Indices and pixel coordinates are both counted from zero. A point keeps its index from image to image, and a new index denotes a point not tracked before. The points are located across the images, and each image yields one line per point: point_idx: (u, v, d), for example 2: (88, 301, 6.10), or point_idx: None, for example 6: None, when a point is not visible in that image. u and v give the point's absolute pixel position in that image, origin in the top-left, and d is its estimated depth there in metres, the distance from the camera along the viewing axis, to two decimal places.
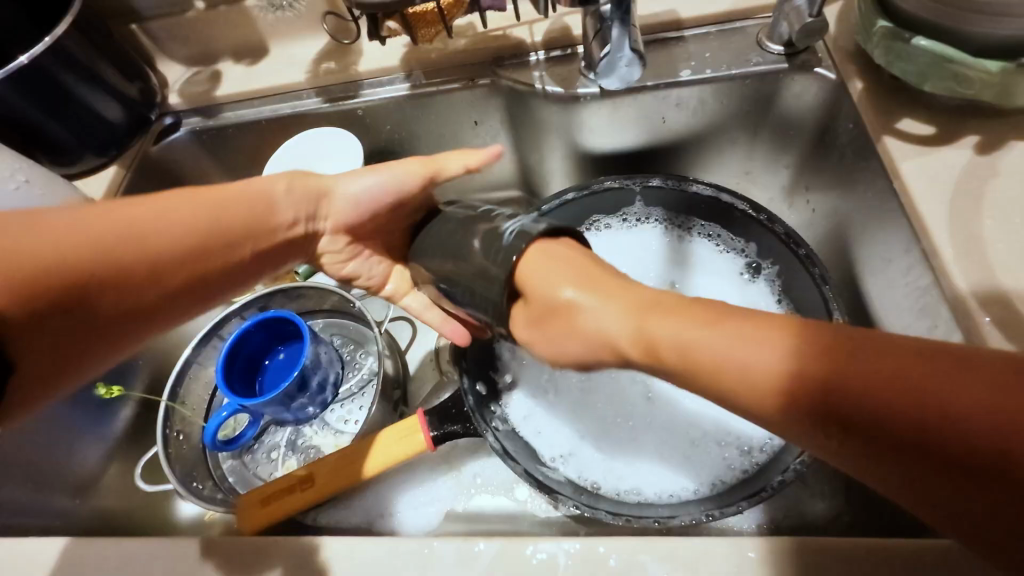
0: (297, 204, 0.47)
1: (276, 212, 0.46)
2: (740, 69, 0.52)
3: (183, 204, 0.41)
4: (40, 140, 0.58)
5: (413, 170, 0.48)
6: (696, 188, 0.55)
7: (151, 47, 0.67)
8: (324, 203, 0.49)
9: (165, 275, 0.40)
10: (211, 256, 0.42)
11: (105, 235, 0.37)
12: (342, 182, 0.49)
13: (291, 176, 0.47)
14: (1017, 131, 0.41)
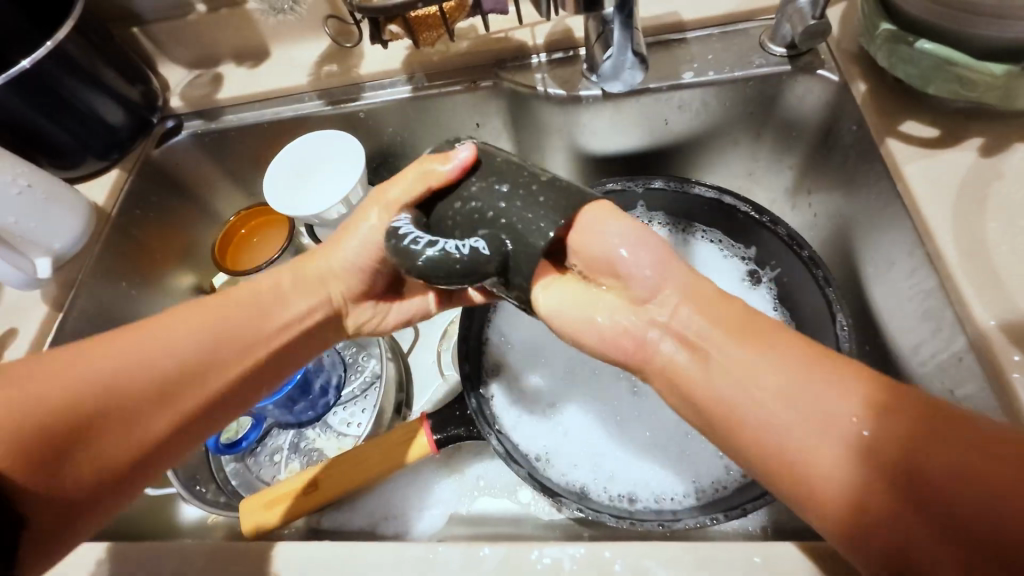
0: (307, 293, 0.45)
1: (289, 304, 0.44)
2: (742, 71, 0.52)
3: (186, 317, 0.40)
4: (43, 144, 0.58)
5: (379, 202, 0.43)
6: (699, 190, 0.55)
7: (153, 50, 0.67)
8: (331, 282, 0.46)
9: (170, 391, 0.38)
10: (219, 364, 0.40)
11: (106, 362, 0.37)
12: (335, 251, 0.45)
13: (292, 268, 0.45)
14: (1021, 133, 0.41)
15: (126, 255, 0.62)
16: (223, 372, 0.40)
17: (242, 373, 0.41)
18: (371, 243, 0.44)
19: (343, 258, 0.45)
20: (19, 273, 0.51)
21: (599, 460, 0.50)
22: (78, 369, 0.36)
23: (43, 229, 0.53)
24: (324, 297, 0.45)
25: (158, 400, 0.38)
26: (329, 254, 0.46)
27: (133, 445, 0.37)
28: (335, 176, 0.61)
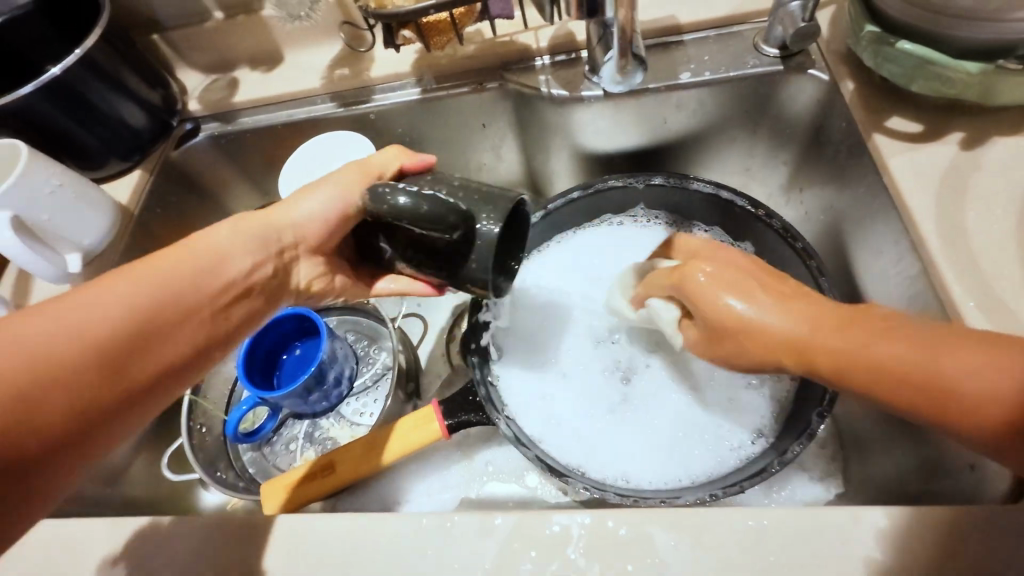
0: (246, 247, 0.42)
1: (229, 263, 0.41)
2: (737, 72, 0.55)
3: (130, 279, 0.35)
4: (69, 146, 0.61)
5: (347, 181, 0.44)
6: (696, 186, 0.58)
7: (171, 55, 0.70)
8: (277, 236, 0.44)
9: (122, 354, 0.33)
10: (176, 319, 0.37)
11: (35, 336, 0.31)
12: (289, 209, 0.45)
13: (235, 224, 0.43)
14: (999, 127, 0.44)
15: (147, 251, 0.65)
16: (176, 334, 0.37)
17: (197, 332, 0.38)
18: (336, 202, 0.44)
19: (302, 214, 0.44)
20: (49, 267, 0.54)
21: (595, 442, 0.52)
22: (7, 340, 0.30)
23: (72, 226, 0.55)
24: (269, 254, 0.43)
25: (113, 367, 0.33)
26: (279, 212, 0.44)
27: (85, 408, 0.32)
28: None
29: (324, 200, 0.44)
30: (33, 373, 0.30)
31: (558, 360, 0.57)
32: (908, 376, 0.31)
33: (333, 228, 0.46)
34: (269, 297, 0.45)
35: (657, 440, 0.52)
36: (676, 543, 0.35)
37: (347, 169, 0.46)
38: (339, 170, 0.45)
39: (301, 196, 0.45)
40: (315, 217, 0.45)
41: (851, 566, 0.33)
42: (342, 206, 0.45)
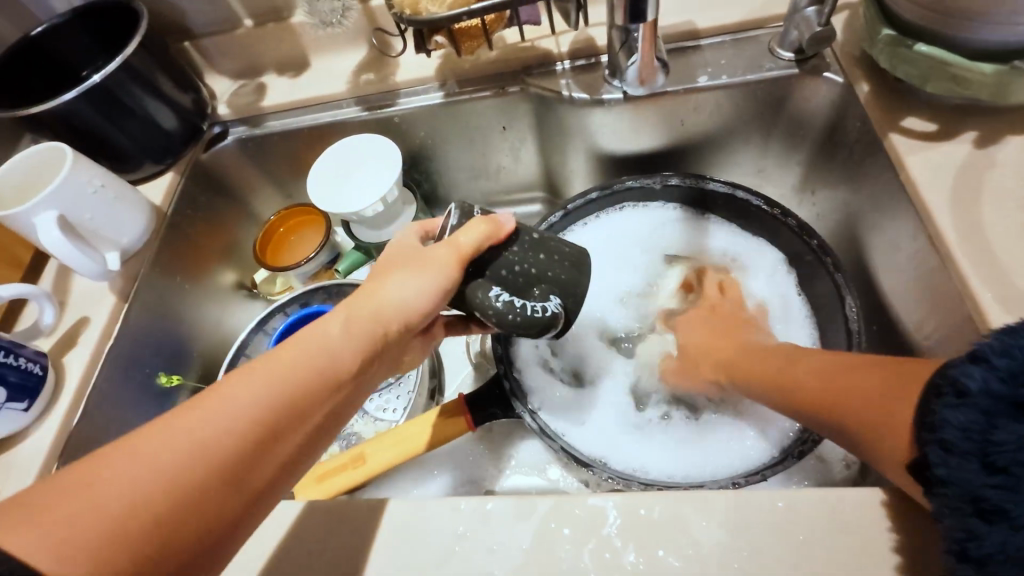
0: (357, 341, 0.39)
1: (342, 356, 0.38)
2: (753, 75, 0.57)
3: (244, 385, 0.35)
4: (105, 147, 0.63)
5: (440, 262, 0.40)
6: (713, 186, 0.60)
7: (201, 61, 0.72)
8: (384, 323, 0.40)
9: (244, 468, 0.33)
10: (293, 423, 0.36)
11: (167, 461, 0.31)
12: (386, 287, 0.41)
13: (350, 309, 0.40)
14: (1011, 126, 0.45)
15: (179, 251, 0.67)
16: (290, 439, 0.36)
17: (309, 433, 0.37)
18: (427, 287, 0.40)
19: (396, 297, 0.41)
20: (92, 264, 0.55)
21: (616, 432, 0.54)
22: (134, 459, 0.30)
23: (112, 224, 0.58)
24: (379, 341, 0.40)
25: (230, 482, 0.33)
26: (377, 294, 0.41)
27: (214, 526, 0.32)
28: (373, 177, 0.65)
29: (416, 278, 0.41)
30: (166, 497, 0.30)
31: (580, 354, 0.59)
32: (809, 394, 0.39)
33: (434, 308, 0.42)
34: (373, 381, 0.43)
35: (680, 434, 0.53)
36: (707, 523, 0.36)
37: (438, 243, 0.41)
38: (436, 253, 0.40)
39: (397, 275, 0.42)
40: (416, 300, 0.41)
41: (875, 544, 0.34)
42: (439, 291, 0.41)
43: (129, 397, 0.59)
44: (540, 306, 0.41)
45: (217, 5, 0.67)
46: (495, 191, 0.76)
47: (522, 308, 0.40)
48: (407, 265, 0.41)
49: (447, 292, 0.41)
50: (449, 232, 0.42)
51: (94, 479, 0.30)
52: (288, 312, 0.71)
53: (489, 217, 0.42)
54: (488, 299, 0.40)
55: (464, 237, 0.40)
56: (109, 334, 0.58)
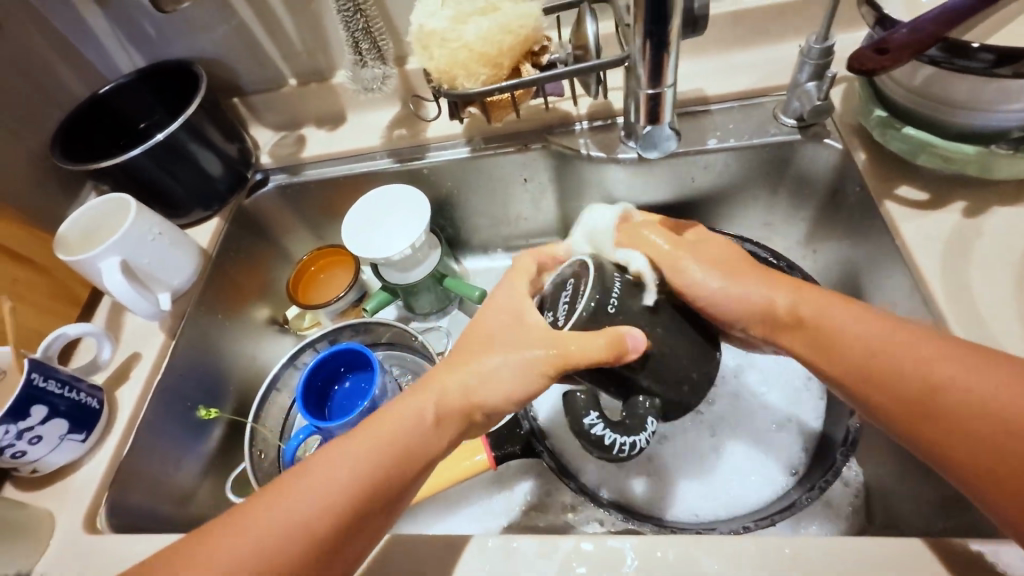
0: (445, 429, 0.44)
1: (434, 440, 0.43)
2: (758, 140, 0.61)
3: (340, 461, 0.41)
4: (161, 196, 0.69)
5: (537, 355, 0.44)
6: (721, 238, 0.64)
7: (248, 115, 0.78)
8: (470, 413, 0.45)
9: (334, 541, 0.39)
10: (377, 501, 0.41)
11: (277, 530, 0.38)
12: (476, 362, 0.45)
13: (436, 395, 0.44)
14: (999, 197, 0.49)
15: (220, 289, 0.71)
16: (385, 516, 0.41)
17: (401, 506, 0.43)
18: (522, 370, 0.44)
19: (488, 377, 0.45)
20: (147, 304, 0.60)
21: (643, 467, 0.57)
22: (262, 528, 0.38)
23: (166, 268, 0.63)
24: (465, 423, 0.45)
25: (336, 551, 0.39)
26: (472, 383, 0.45)
27: None
28: (402, 225, 0.70)
29: (508, 358, 0.45)
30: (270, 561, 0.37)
31: None
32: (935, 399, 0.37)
33: (517, 400, 0.45)
34: None
35: (705, 467, 0.56)
36: (719, 566, 0.39)
37: (541, 342, 0.44)
38: (538, 352, 0.44)
39: (490, 357, 0.45)
40: (504, 387, 0.45)
41: None
42: (525, 381, 0.45)
43: (171, 428, 0.63)
44: (624, 444, 0.44)
45: (266, 67, 0.73)
46: (516, 235, 0.81)
47: (607, 442, 0.44)
48: (503, 358, 0.45)
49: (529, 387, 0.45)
50: (574, 313, 0.44)
51: (232, 544, 0.37)
52: (317, 348, 0.75)
53: (609, 330, 0.43)
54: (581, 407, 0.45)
55: (573, 344, 0.42)
56: (157, 369, 0.63)
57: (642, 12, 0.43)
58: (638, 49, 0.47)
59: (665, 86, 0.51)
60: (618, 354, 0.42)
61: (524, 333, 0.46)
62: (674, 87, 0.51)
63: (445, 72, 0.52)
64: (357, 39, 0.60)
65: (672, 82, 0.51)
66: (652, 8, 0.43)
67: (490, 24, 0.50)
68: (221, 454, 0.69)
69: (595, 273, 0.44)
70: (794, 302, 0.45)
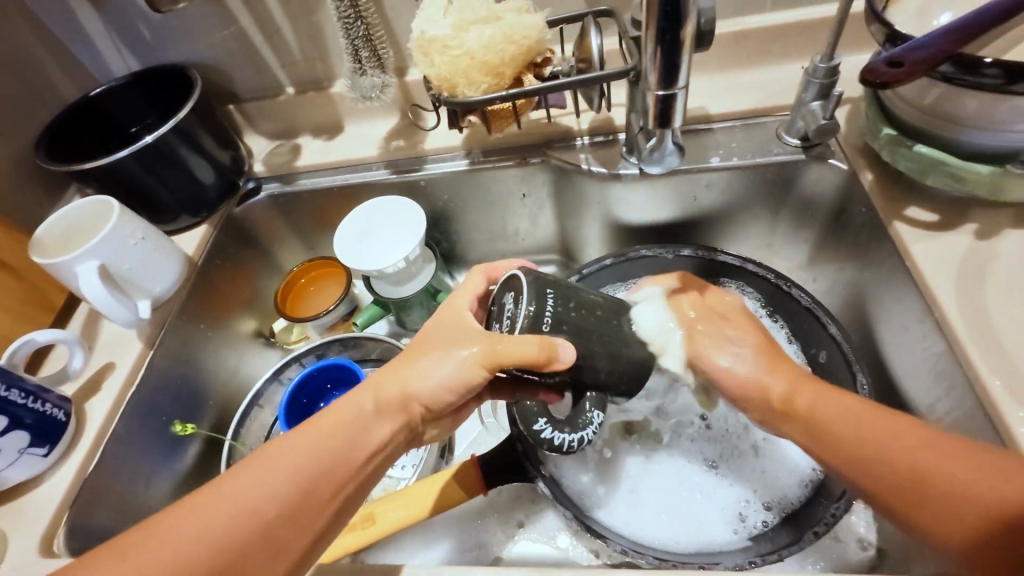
0: (388, 421, 0.43)
1: (372, 430, 0.42)
2: (763, 159, 0.60)
3: (287, 449, 0.39)
4: (147, 200, 0.66)
5: (471, 359, 0.43)
6: (723, 258, 0.63)
7: (242, 122, 0.77)
8: (410, 404, 0.44)
9: (277, 532, 0.36)
10: (326, 490, 0.39)
11: (214, 524, 0.35)
12: (412, 371, 0.44)
13: (376, 390, 0.43)
14: (1011, 220, 0.48)
15: (204, 298, 0.69)
16: (323, 510, 0.39)
17: (344, 501, 0.40)
18: (464, 377, 0.43)
19: (425, 381, 0.44)
20: (124, 310, 0.57)
21: (635, 489, 0.55)
22: (190, 522, 0.35)
23: (148, 274, 0.60)
24: (405, 418, 0.44)
25: (269, 548, 0.36)
26: (407, 376, 0.44)
27: None
28: (396, 238, 0.68)
29: (450, 368, 0.43)
30: (203, 557, 0.34)
31: None
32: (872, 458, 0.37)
33: (457, 394, 0.45)
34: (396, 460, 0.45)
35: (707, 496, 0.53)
36: None
37: (474, 341, 0.44)
38: (466, 349, 0.43)
39: (426, 360, 0.45)
40: (441, 388, 0.44)
41: None
42: (463, 384, 0.44)
43: (143, 445, 0.60)
44: (575, 441, 0.44)
45: (263, 74, 0.72)
46: (513, 252, 0.80)
47: (558, 442, 0.45)
48: (440, 354, 0.44)
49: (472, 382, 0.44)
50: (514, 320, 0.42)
51: (161, 537, 0.34)
52: (304, 363, 0.72)
53: (543, 335, 0.40)
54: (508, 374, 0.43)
55: (503, 344, 0.41)
56: (131, 382, 0.60)
57: (654, 19, 0.43)
58: (649, 56, 0.45)
59: (676, 88, 0.48)
60: (547, 354, 0.40)
61: (449, 338, 0.45)
62: (687, 89, 0.48)
63: (446, 80, 0.51)
64: (357, 47, 0.59)
65: (685, 83, 0.48)
66: (664, 16, 0.42)
67: (494, 32, 0.49)
68: (196, 473, 0.66)
69: (528, 285, 0.42)
70: (791, 392, 0.44)
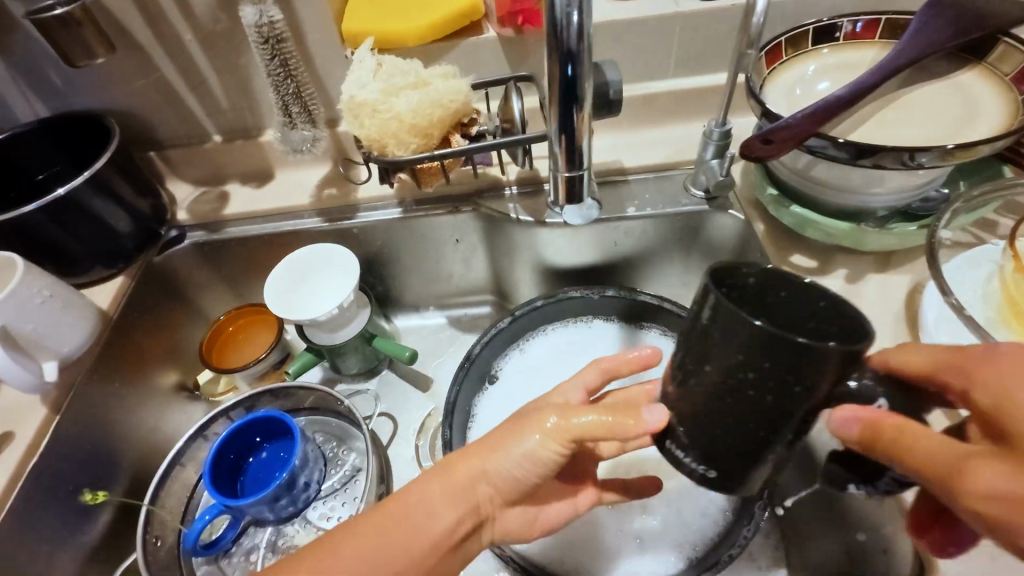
0: (454, 504, 0.40)
1: (437, 519, 0.40)
2: (673, 209, 0.66)
3: (352, 539, 0.37)
4: (55, 252, 0.62)
5: (550, 439, 0.40)
6: (643, 297, 0.68)
7: (164, 168, 0.75)
8: (479, 487, 0.41)
9: None
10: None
11: None
12: (492, 457, 0.41)
13: (444, 478, 0.41)
14: (871, 267, 0.56)
15: (120, 354, 0.65)
16: None
17: None
18: (549, 456, 0.40)
19: (503, 467, 0.41)
20: (27, 374, 0.54)
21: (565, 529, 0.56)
22: None
23: (56, 334, 0.57)
24: (475, 507, 0.41)
25: None
26: (484, 460, 0.41)
27: None
28: (332, 285, 0.68)
29: (530, 448, 0.40)
30: None
31: None
32: None
33: (542, 473, 0.42)
34: (473, 545, 0.43)
35: (638, 536, 0.55)
36: None
37: (549, 413, 0.40)
38: (545, 423, 0.40)
39: (506, 452, 0.41)
40: (518, 473, 0.41)
41: None
42: (544, 465, 0.41)
43: (45, 520, 0.55)
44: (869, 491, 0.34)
45: (188, 121, 0.71)
46: (449, 294, 0.82)
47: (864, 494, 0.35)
48: (516, 431, 0.41)
49: (546, 462, 0.40)
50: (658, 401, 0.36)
51: None
52: (231, 416, 0.69)
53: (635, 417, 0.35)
54: (681, 457, 0.33)
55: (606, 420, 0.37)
56: (34, 451, 0.55)
57: (553, 101, 0.41)
58: (553, 133, 0.44)
59: (581, 170, 0.48)
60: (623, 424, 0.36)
61: (520, 418, 0.42)
62: (590, 169, 0.49)
63: (376, 140, 0.53)
64: (287, 102, 0.60)
65: (587, 166, 0.48)
66: (564, 95, 0.40)
67: (421, 97, 0.52)
68: (108, 544, 0.61)
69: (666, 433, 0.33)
70: None
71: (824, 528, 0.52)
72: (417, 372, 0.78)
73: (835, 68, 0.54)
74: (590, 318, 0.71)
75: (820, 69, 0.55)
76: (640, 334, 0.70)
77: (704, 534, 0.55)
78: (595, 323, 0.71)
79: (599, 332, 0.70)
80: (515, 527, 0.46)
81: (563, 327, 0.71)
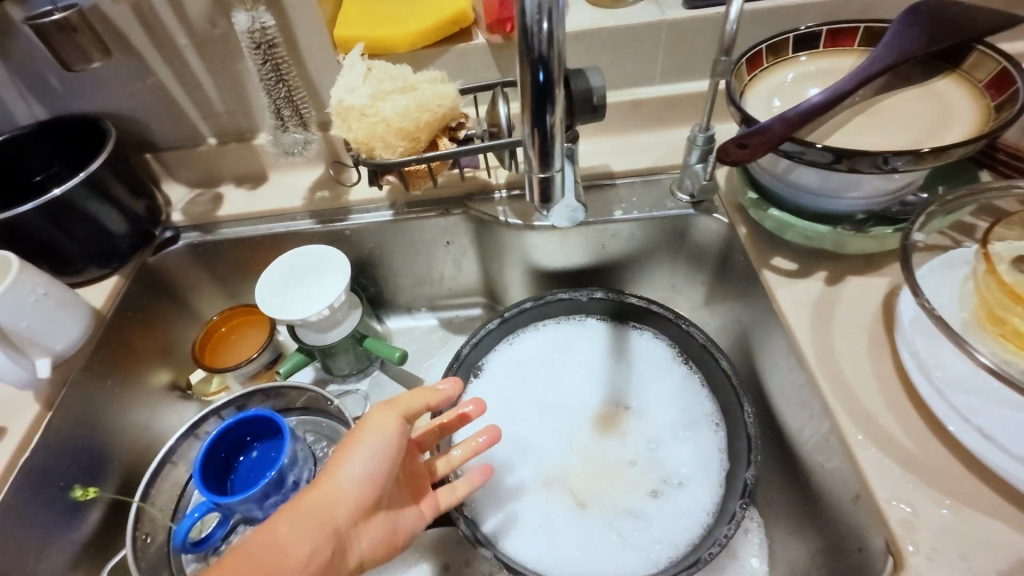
0: (308, 533, 0.42)
1: (290, 553, 0.41)
2: (659, 212, 0.67)
3: None
4: (50, 252, 0.63)
5: (389, 423, 0.47)
6: (630, 300, 0.68)
7: (160, 170, 0.76)
8: (333, 512, 0.43)
9: None
10: None
11: None
12: (336, 476, 0.44)
13: (293, 510, 0.42)
14: (851, 269, 0.56)
15: (113, 353, 0.66)
16: None
17: None
18: (387, 446, 0.46)
19: (351, 477, 0.44)
20: (18, 370, 0.56)
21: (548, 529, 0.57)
22: None
23: (49, 332, 0.58)
24: (337, 532, 0.43)
25: None
26: (330, 482, 0.44)
27: None
28: (321, 284, 0.69)
29: (370, 450, 0.45)
30: None
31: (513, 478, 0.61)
32: None
33: (387, 473, 0.46)
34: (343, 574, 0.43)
35: (617, 532, 0.56)
36: None
37: (373, 412, 0.48)
38: (370, 420, 0.47)
39: (347, 462, 0.45)
40: (364, 480, 0.45)
41: None
42: (387, 457, 0.46)
43: (35, 516, 0.56)
44: None
45: (183, 124, 0.72)
46: (440, 295, 0.83)
47: None
48: (354, 440, 0.46)
49: (385, 456, 0.46)
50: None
51: None
52: (222, 416, 0.70)
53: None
54: None
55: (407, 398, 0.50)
56: (25, 447, 0.56)
57: (526, 107, 0.41)
58: (526, 137, 0.44)
59: (554, 170, 0.47)
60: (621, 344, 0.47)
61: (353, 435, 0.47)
62: (566, 169, 0.48)
63: (363, 143, 0.54)
64: (279, 106, 0.62)
65: (563, 164, 0.47)
66: (538, 99, 0.41)
67: (408, 101, 0.53)
68: (98, 540, 0.62)
69: None
70: None
71: (811, 528, 0.52)
72: (408, 373, 0.79)
73: (814, 75, 0.56)
74: (581, 317, 0.72)
75: (800, 76, 0.56)
76: (628, 336, 0.70)
77: (686, 535, 0.55)
78: (586, 321, 0.72)
79: (587, 331, 0.71)
80: (387, 537, 0.47)
81: (553, 326, 0.71)
